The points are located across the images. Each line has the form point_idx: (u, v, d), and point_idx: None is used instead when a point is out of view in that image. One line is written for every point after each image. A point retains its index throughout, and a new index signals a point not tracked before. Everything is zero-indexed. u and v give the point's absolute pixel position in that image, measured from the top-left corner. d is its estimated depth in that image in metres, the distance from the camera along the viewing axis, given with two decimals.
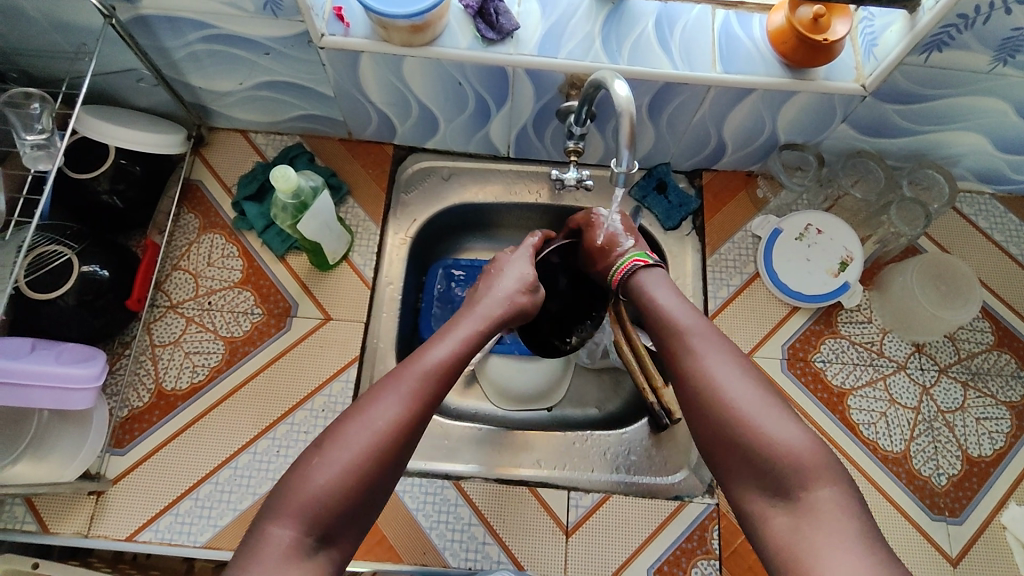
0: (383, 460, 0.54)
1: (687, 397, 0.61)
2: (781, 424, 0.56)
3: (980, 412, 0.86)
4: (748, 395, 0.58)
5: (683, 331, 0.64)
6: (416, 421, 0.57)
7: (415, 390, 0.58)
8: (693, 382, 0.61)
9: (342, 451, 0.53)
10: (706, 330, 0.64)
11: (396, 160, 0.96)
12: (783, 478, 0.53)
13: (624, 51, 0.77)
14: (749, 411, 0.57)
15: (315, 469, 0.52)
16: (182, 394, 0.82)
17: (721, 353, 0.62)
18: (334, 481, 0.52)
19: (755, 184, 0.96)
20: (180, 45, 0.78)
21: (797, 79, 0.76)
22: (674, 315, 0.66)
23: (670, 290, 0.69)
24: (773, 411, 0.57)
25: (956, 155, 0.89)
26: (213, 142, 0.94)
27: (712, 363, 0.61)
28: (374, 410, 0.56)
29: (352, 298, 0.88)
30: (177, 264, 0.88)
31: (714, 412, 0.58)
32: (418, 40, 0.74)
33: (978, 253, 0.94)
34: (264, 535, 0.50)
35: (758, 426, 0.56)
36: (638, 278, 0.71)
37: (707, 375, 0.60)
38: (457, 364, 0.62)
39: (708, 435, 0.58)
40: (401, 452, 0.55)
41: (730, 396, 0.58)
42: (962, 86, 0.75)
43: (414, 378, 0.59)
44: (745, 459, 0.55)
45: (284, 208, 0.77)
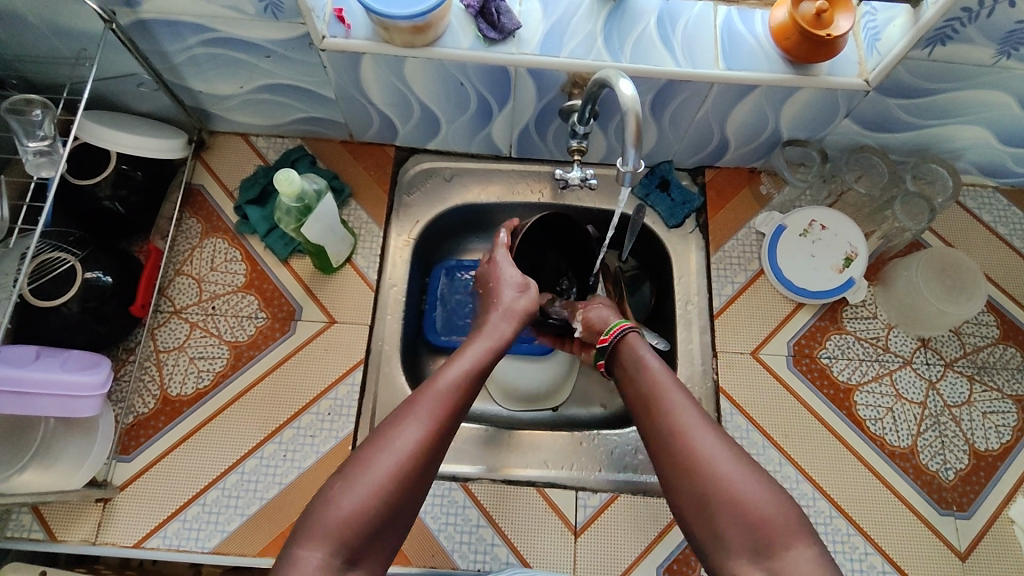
0: (407, 485, 0.54)
1: (665, 462, 0.58)
2: (758, 488, 0.53)
3: (987, 407, 0.86)
4: (726, 459, 0.55)
5: (660, 392, 0.62)
6: (435, 446, 0.56)
7: (434, 415, 0.57)
8: (670, 447, 0.58)
9: (368, 477, 0.53)
10: (683, 392, 0.62)
11: (397, 161, 0.96)
12: (763, 546, 0.51)
13: (626, 48, 0.77)
14: (727, 476, 0.54)
15: (341, 493, 0.52)
16: (187, 399, 0.82)
17: (700, 415, 0.60)
18: (359, 507, 0.52)
19: (758, 181, 0.96)
20: (180, 49, 0.77)
21: (800, 75, 0.76)
22: (653, 375, 0.64)
23: (652, 351, 0.68)
24: (751, 476, 0.54)
25: (959, 149, 0.89)
26: (214, 146, 0.94)
27: (689, 426, 0.58)
28: (397, 436, 0.55)
29: (356, 301, 0.87)
30: (180, 270, 0.88)
31: (689, 475, 0.56)
32: (419, 40, 0.74)
33: (982, 246, 0.94)
34: (293, 557, 0.49)
35: (738, 491, 0.53)
36: (624, 340, 0.70)
37: (684, 437, 0.58)
38: (471, 386, 0.62)
39: (686, 504, 0.55)
40: (421, 477, 0.55)
41: (708, 460, 0.55)
42: (965, 79, 0.75)
43: (432, 401, 0.58)
44: (723, 526, 0.53)
45: (287, 212, 0.76)
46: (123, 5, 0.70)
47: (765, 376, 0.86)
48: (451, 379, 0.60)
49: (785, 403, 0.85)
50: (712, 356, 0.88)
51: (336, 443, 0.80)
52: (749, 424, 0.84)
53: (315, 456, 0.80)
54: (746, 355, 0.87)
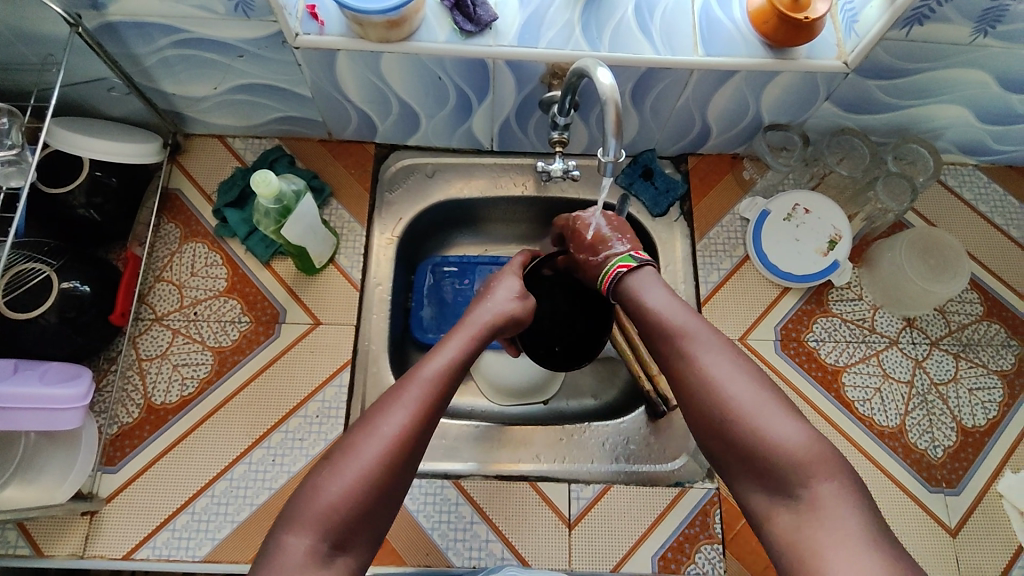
0: (395, 469, 0.53)
1: (684, 394, 0.59)
2: (781, 423, 0.54)
3: (973, 383, 0.86)
4: (746, 390, 0.56)
5: (675, 327, 0.63)
6: (423, 429, 0.56)
7: (421, 400, 0.57)
8: (688, 381, 0.59)
9: (356, 460, 0.52)
10: (697, 326, 0.62)
11: (378, 159, 0.95)
12: (786, 476, 0.52)
13: (605, 38, 0.76)
14: (748, 406, 0.55)
15: (327, 478, 0.52)
16: (172, 407, 0.81)
17: (716, 347, 0.60)
18: (346, 490, 0.51)
19: (741, 166, 0.95)
20: (151, 51, 0.75)
21: (779, 59, 0.76)
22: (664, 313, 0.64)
23: (661, 289, 0.67)
24: (772, 408, 0.55)
25: (939, 128, 0.89)
26: (190, 149, 0.93)
27: (705, 359, 0.59)
28: (383, 421, 0.55)
29: (341, 302, 0.86)
30: (160, 276, 0.86)
31: (714, 412, 0.56)
32: (394, 35, 0.73)
33: (964, 224, 0.94)
34: (281, 544, 0.50)
35: (758, 422, 0.54)
36: (624, 279, 0.69)
37: (702, 369, 0.59)
38: (458, 371, 0.61)
39: (708, 434, 0.57)
40: (410, 463, 0.54)
41: (728, 392, 0.56)
42: (943, 59, 0.75)
43: (418, 387, 0.58)
44: (744, 457, 0.54)
45: (266, 214, 0.75)
46: (88, 8, 0.68)
47: (754, 361, 0.86)
48: (437, 366, 0.60)
49: None
50: None
51: (325, 446, 0.79)
52: None
53: (304, 460, 0.79)
54: (734, 341, 0.87)
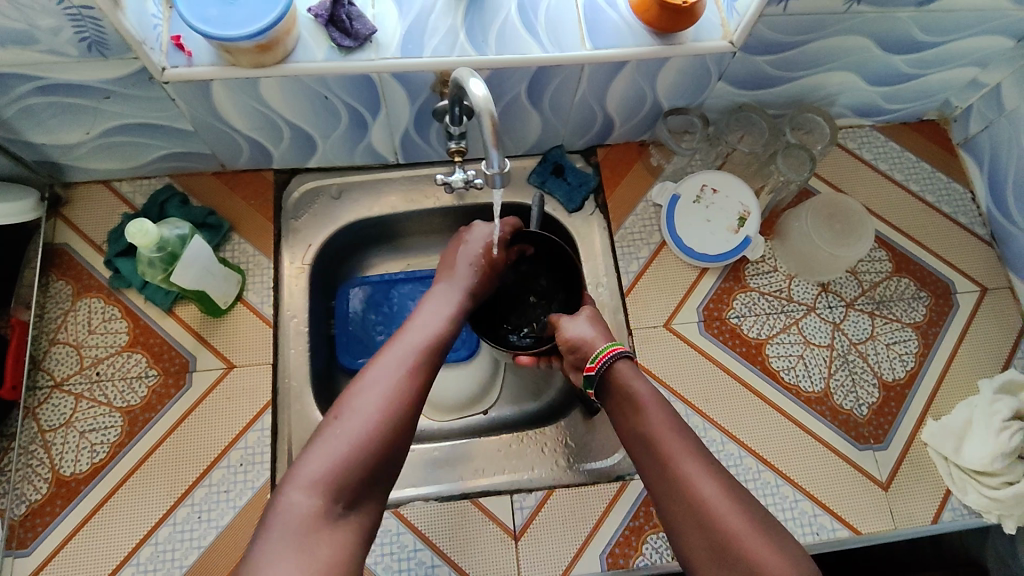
0: (386, 419, 0.60)
1: (672, 505, 0.60)
2: (768, 549, 0.55)
3: (890, 338, 0.89)
4: (743, 517, 0.57)
5: (669, 440, 0.62)
6: (416, 387, 0.64)
7: (407, 359, 0.66)
8: (675, 494, 0.59)
9: (354, 412, 0.60)
10: (688, 437, 0.63)
11: (278, 186, 0.91)
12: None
13: (491, 41, 0.74)
14: (745, 533, 0.56)
15: (320, 448, 0.58)
16: (84, 476, 0.76)
17: (707, 463, 0.61)
18: (346, 439, 0.58)
19: (648, 153, 0.96)
20: (8, 102, 0.70)
21: (666, 45, 0.76)
22: (649, 410, 0.65)
23: (643, 379, 0.68)
24: (768, 536, 0.56)
25: (832, 95, 0.91)
26: (73, 199, 0.86)
27: (699, 475, 0.59)
28: (375, 380, 0.62)
29: (254, 341, 0.83)
30: (54, 339, 0.81)
31: (702, 531, 0.57)
32: (268, 59, 0.69)
33: (867, 185, 0.97)
34: (285, 501, 0.54)
35: (755, 552, 0.54)
36: (614, 368, 0.69)
37: (695, 488, 0.59)
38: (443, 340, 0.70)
39: (703, 558, 0.57)
40: (403, 419, 0.61)
41: (716, 509, 0.57)
42: (824, 29, 0.77)
43: (397, 356, 0.66)
44: None
45: (151, 263, 0.72)
46: None
47: (681, 346, 0.87)
48: (414, 338, 0.68)
49: (702, 370, 0.86)
50: (627, 334, 0.88)
51: (253, 493, 0.76)
52: (671, 396, 0.84)
53: (233, 511, 0.75)
54: (659, 328, 0.88)
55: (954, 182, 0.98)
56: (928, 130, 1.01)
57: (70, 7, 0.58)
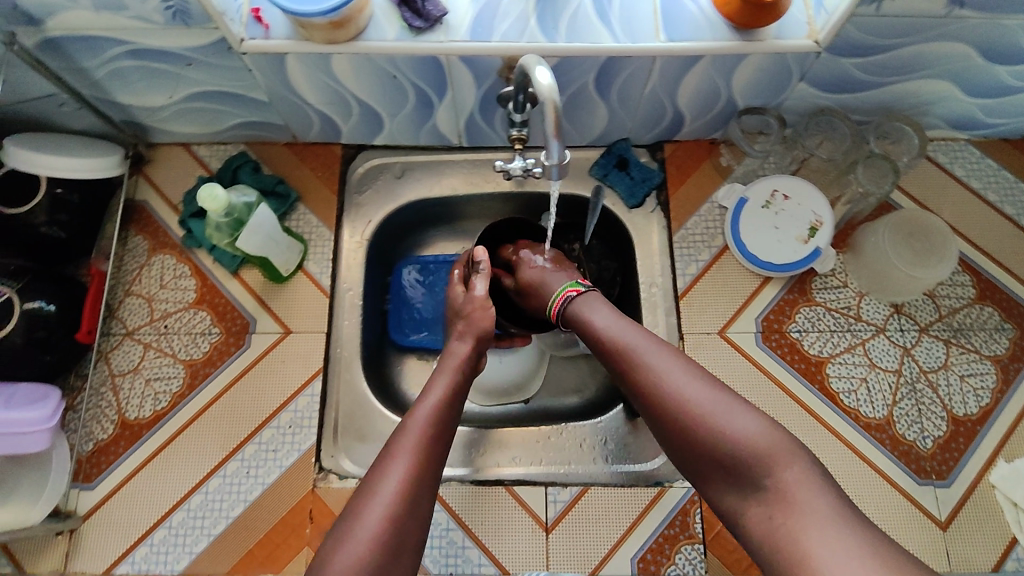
0: (401, 526, 0.54)
1: (645, 410, 0.60)
2: (738, 422, 0.54)
3: (965, 370, 0.83)
4: (704, 396, 0.56)
5: (628, 348, 0.62)
6: (422, 493, 0.57)
7: (412, 460, 0.58)
8: (644, 398, 0.60)
9: (362, 526, 0.53)
10: (646, 342, 0.63)
11: (345, 160, 0.93)
12: (755, 471, 0.52)
13: (561, 28, 0.73)
14: (707, 407, 0.56)
15: (336, 552, 0.52)
16: (146, 422, 0.81)
17: (668, 357, 0.61)
18: (359, 555, 0.51)
19: (718, 153, 0.92)
20: (100, 64, 0.74)
21: (745, 41, 0.72)
22: (610, 330, 0.65)
23: (603, 306, 0.69)
24: (730, 407, 0.55)
25: (925, 104, 0.85)
26: (155, 159, 0.91)
27: (660, 372, 0.59)
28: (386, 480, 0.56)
29: (311, 309, 0.86)
30: (130, 290, 0.86)
31: (673, 423, 0.57)
32: (341, 35, 0.70)
33: (956, 203, 0.90)
34: None
35: (719, 424, 0.54)
36: (574, 302, 0.71)
37: (658, 387, 0.59)
38: (446, 427, 0.62)
39: (676, 451, 0.57)
40: (417, 518, 0.55)
41: (681, 400, 0.57)
42: (921, 33, 0.71)
43: (410, 439, 0.59)
44: (718, 465, 0.54)
45: (219, 228, 0.75)
46: (26, 24, 0.67)
47: (734, 356, 0.84)
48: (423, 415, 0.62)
49: (754, 382, 0.83)
50: (679, 338, 0.86)
51: (299, 456, 0.79)
52: None
53: (279, 470, 0.79)
54: (713, 335, 0.85)
55: None
56: None
57: None
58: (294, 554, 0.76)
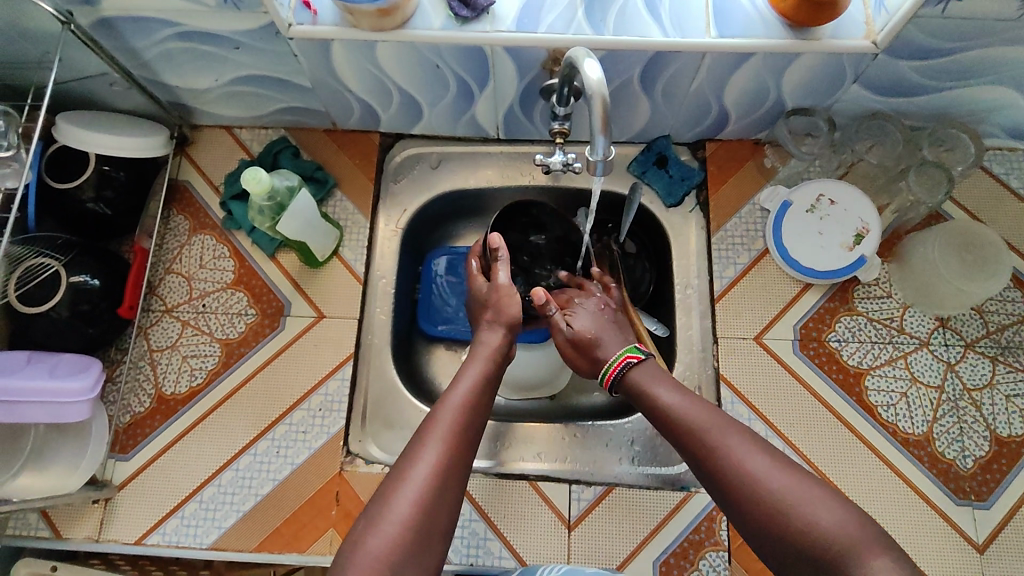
0: (434, 510, 0.54)
1: (721, 494, 0.56)
2: (819, 510, 0.50)
3: (1011, 389, 0.80)
4: (782, 481, 0.53)
5: (700, 424, 0.60)
6: (453, 481, 0.57)
7: (445, 446, 0.58)
8: (719, 483, 0.56)
9: (393, 510, 0.53)
10: (719, 422, 0.59)
11: (382, 148, 0.93)
12: (838, 564, 0.48)
13: (609, 21, 0.72)
14: (783, 493, 0.52)
15: (369, 532, 0.52)
16: (181, 398, 0.82)
17: (746, 436, 0.57)
18: (392, 539, 0.52)
19: (762, 153, 0.90)
20: (151, 44, 0.75)
21: (799, 39, 0.70)
22: (681, 409, 0.62)
23: (666, 383, 0.66)
24: (810, 495, 0.51)
25: (983, 112, 0.82)
26: (198, 140, 0.93)
27: (736, 451, 0.56)
28: (418, 465, 0.56)
29: (344, 295, 0.86)
30: (170, 268, 0.88)
31: (751, 509, 0.53)
32: (388, 23, 0.70)
33: (1010, 216, 0.87)
34: None
35: (800, 511, 0.51)
36: (629, 377, 0.68)
37: (734, 471, 0.55)
38: (478, 415, 0.63)
39: (754, 537, 0.54)
40: (449, 502, 0.56)
41: (758, 484, 0.53)
42: (985, 36, 0.68)
43: (442, 425, 0.60)
44: (798, 556, 0.50)
45: (261, 211, 0.76)
46: (82, 3, 0.68)
47: (769, 362, 0.82)
48: (456, 402, 0.62)
49: (788, 390, 0.81)
50: (712, 342, 0.84)
51: (328, 439, 0.80)
52: (751, 413, 0.80)
53: (308, 452, 0.80)
54: (748, 340, 0.83)
55: None
56: None
57: None
58: (319, 535, 0.77)
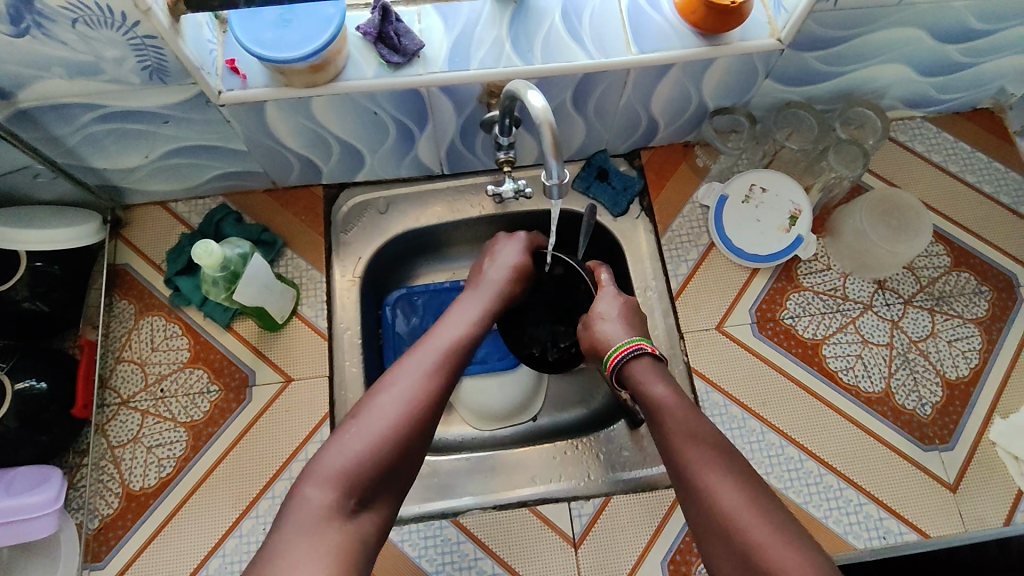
0: (411, 415, 0.62)
1: (697, 517, 0.57)
2: (799, 560, 0.51)
3: (951, 335, 0.87)
4: (764, 525, 0.54)
5: (684, 445, 0.60)
6: (434, 392, 0.64)
7: (439, 358, 0.67)
8: (698, 506, 0.57)
9: (369, 415, 0.61)
10: (708, 442, 0.60)
11: (327, 201, 0.92)
12: None
13: (536, 50, 0.74)
14: (765, 541, 0.53)
15: (346, 440, 0.60)
16: (152, 491, 0.78)
17: (731, 468, 0.58)
18: (366, 441, 0.59)
19: (693, 154, 0.95)
20: (73, 130, 0.72)
21: (712, 46, 0.75)
22: (669, 413, 0.61)
23: (661, 381, 0.65)
24: (790, 541, 0.53)
25: (881, 88, 0.89)
26: (132, 220, 0.89)
27: (719, 483, 0.57)
28: (397, 381, 0.64)
29: (312, 354, 0.84)
30: (120, 357, 0.83)
31: (729, 545, 0.54)
32: (320, 78, 0.70)
33: (921, 178, 0.95)
34: (301, 495, 0.56)
35: (776, 560, 0.52)
36: (630, 369, 0.67)
37: (717, 501, 0.56)
38: (469, 340, 0.71)
39: (726, 563, 0.55)
40: (428, 414, 0.63)
41: (739, 523, 0.54)
42: (873, 23, 0.75)
43: (429, 354, 0.68)
44: None
45: (215, 282, 0.75)
46: None
47: (734, 349, 0.86)
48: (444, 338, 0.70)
49: (757, 372, 0.85)
50: (679, 338, 0.87)
51: None
52: (726, 400, 0.84)
53: None
54: (711, 331, 0.87)
55: (1012, 171, 0.95)
56: (982, 119, 0.98)
57: (134, 36, 0.60)
58: None
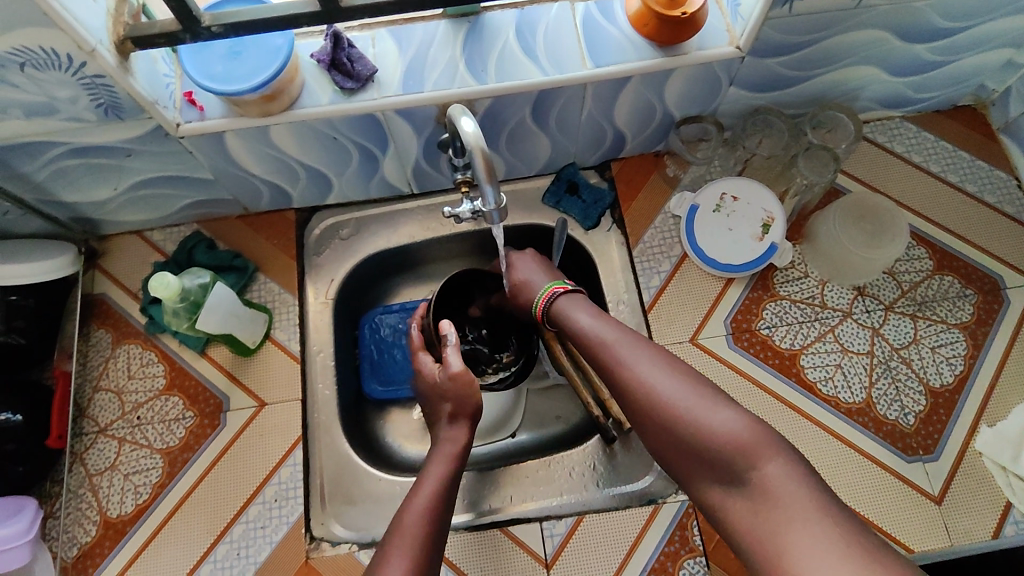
0: None
1: (633, 406, 0.63)
2: (720, 417, 0.57)
3: (934, 341, 0.84)
4: (687, 394, 0.59)
5: (612, 349, 0.67)
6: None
7: (413, 545, 0.59)
8: (630, 394, 0.63)
9: None
10: (630, 343, 0.67)
11: (300, 224, 0.93)
12: (734, 467, 0.54)
13: (490, 69, 0.74)
14: (689, 407, 0.58)
15: None
16: (129, 518, 0.79)
17: (653, 358, 0.64)
18: None
19: (664, 164, 0.94)
20: (39, 167, 0.74)
21: (669, 57, 0.74)
22: (591, 328, 0.70)
23: (583, 309, 0.73)
24: (712, 404, 0.58)
25: (854, 90, 0.87)
26: (109, 250, 0.91)
27: (644, 371, 0.63)
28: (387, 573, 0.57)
29: (284, 378, 0.85)
30: (97, 386, 0.85)
31: (662, 423, 0.59)
32: (275, 107, 0.71)
33: (901, 180, 0.92)
34: None
35: (698, 419, 0.57)
36: (556, 304, 0.75)
37: (644, 386, 0.62)
38: (445, 505, 0.64)
39: (661, 444, 0.60)
40: None
41: (668, 399, 0.60)
42: (833, 27, 0.73)
43: (408, 530, 0.61)
44: (697, 456, 0.57)
45: (177, 312, 0.76)
46: None
47: (709, 361, 0.84)
48: (422, 503, 0.63)
49: (733, 384, 0.83)
50: None
51: (288, 529, 0.78)
52: None
53: (269, 546, 0.78)
54: (685, 343, 0.85)
55: (997, 169, 0.92)
56: (964, 117, 0.95)
57: (83, 76, 0.62)
58: None
